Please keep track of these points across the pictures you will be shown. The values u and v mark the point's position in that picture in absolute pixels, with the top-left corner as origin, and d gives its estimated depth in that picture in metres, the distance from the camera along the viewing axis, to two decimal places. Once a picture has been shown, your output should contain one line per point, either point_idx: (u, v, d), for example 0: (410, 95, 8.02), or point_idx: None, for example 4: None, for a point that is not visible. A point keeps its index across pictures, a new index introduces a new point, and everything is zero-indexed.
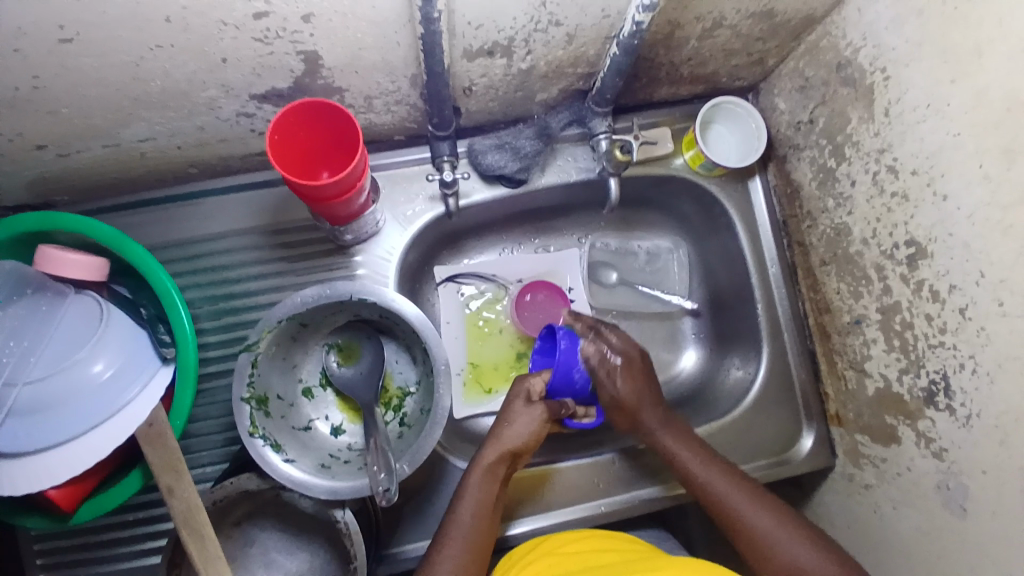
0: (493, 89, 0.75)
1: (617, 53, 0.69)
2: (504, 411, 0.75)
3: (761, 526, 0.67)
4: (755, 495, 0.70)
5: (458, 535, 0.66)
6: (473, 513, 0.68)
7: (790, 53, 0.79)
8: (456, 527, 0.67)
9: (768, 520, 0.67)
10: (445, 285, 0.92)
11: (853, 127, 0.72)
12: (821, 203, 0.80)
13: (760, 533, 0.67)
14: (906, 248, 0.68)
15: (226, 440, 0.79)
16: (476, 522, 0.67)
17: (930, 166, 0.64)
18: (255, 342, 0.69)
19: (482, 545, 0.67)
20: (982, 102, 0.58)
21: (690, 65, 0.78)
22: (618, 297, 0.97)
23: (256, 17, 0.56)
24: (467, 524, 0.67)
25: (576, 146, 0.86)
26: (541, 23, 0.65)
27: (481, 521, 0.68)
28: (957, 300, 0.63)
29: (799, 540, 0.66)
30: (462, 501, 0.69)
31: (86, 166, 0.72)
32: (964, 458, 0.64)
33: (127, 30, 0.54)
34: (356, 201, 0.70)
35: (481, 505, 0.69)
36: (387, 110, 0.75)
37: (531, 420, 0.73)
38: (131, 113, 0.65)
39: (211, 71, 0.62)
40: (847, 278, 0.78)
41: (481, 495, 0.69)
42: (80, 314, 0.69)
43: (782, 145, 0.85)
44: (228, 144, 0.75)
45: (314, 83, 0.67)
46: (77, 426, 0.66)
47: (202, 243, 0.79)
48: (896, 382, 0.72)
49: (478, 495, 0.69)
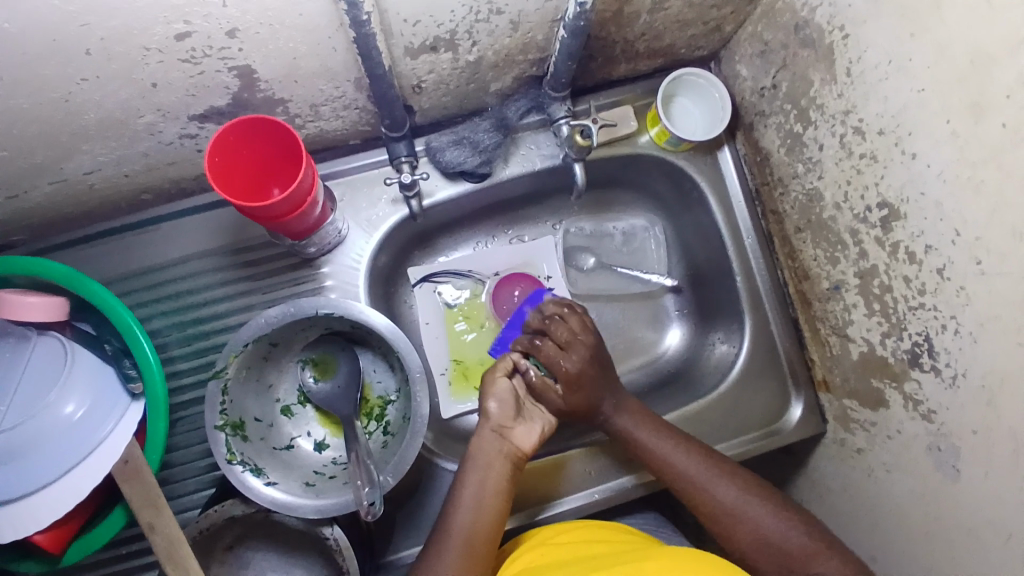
0: (443, 84, 0.72)
1: (565, 37, 0.66)
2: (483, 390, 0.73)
3: (727, 502, 0.69)
4: (714, 469, 0.71)
5: (453, 532, 0.65)
6: (467, 507, 0.66)
7: (748, 18, 0.76)
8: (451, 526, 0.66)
9: (732, 493, 0.69)
10: (421, 286, 0.90)
11: (816, 90, 0.70)
12: (791, 169, 0.78)
13: (719, 504, 0.69)
14: (879, 210, 0.66)
15: (208, 466, 0.78)
16: (473, 518, 0.66)
17: (896, 125, 0.62)
18: (223, 368, 0.68)
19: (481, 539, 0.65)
20: (945, 57, 0.56)
21: (645, 40, 0.75)
22: (597, 281, 0.96)
23: (179, 39, 0.53)
24: (462, 521, 0.66)
25: (537, 133, 0.83)
26: (482, 13, 0.62)
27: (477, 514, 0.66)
28: (934, 260, 0.61)
29: (755, 501, 0.68)
30: (460, 498, 0.67)
31: (35, 204, 0.70)
32: (953, 419, 0.63)
33: (49, 67, 0.52)
34: (310, 214, 0.68)
35: (478, 498, 0.67)
36: (336, 116, 0.73)
37: (500, 393, 0.73)
38: (72, 146, 0.63)
39: (145, 97, 0.59)
40: (822, 243, 0.76)
41: (475, 485, 0.68)
42: (44, 356, 0.67)
43: (748, 112, 0.82)
44: (178, 166, 0.72)
45: (254, 97, 0.64)
46: (56, 468, 0.66)
47: (163, 270, 0.78)
48: (879, 346, 0.71)
49: (473, 488, 0.68)
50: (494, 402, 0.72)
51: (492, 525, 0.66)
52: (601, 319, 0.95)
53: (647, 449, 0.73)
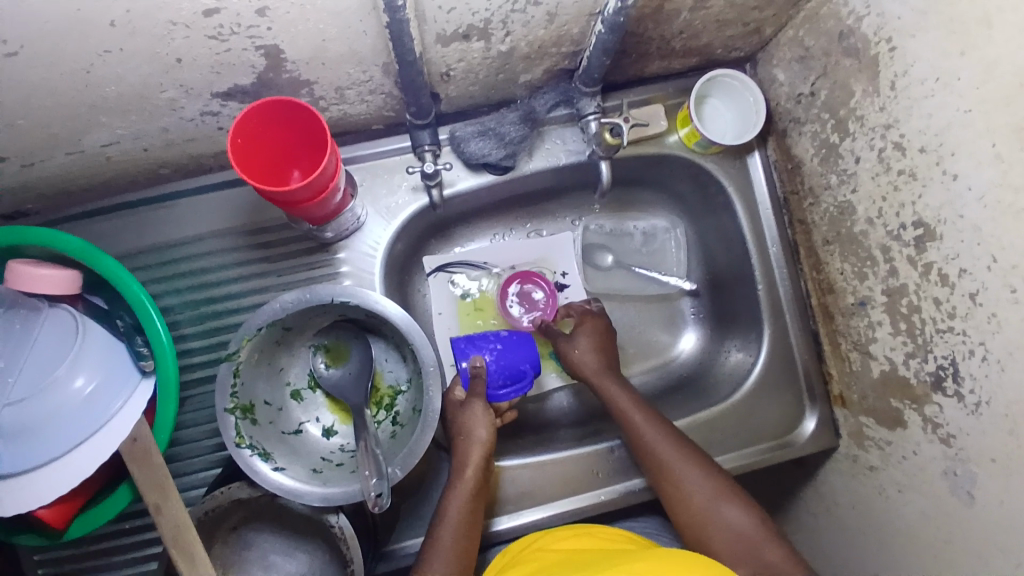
0: (472, 73, 0.70)
1: (601, 31, 0.64)
2: (463, 415, 0.73)
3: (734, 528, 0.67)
4: (720, 491, 0.69)
5: (439, 556, 0.66)
6: (452, 532, 0.67)
7: (789, 21, 0.74)
8: (435, 548, 0.66)
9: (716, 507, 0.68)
10: (436, 276, 0.89)
11: (856, 101, 0.68)
12: (823, 179, 0.76)
13: (695, 508, 0.69)
14: (914, 229, 0.64)
15: (216, 445, 0.78)
16: (458, 544, 0.67)
17: (938, 144, 0.60)
18: (235, 351, 0.67)
19: (467, 558, 0.67)
20: (996, 77, 0.53)
21: (682, 37, 0.73)
22: (614, 280, 0.95)
23: (206, 15, 0.52)
24: (449, 546, 0.66)
25: (564, 127, 0.81)
26: (518, 3, 0.60)
27: (462, 540, 0.67)
28: (967, 285, 0.59)
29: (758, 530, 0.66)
30: (445, 523, 0.68)
31: (53, 174, 0.69)
32: (972, 447, 0.62)
33: (73, 38, 0.50)
34: (331, 200, 0.67)
35: (461, 524, 0.68)
36: (361, 100, 0.71)
37: (491, 424, 0.72)
38: (92, 118, 0.61)
39: (168, 72, 0.58)
40: (851, 258, 0.74)
41: (461, 514, 0.68)
42: (54, 331, 0.66)
43: (781, 118, 0.80)
44: (197, 143, 0.71)
45: (279, 77, 0.63)
46: (63, 444, 0.65)
47: (179, 247, 0.77)
48: (901, 366, 0.69)
49: (456, 516, 0.68)
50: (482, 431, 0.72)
51: (472, 550, 0.68)
52: (616, 318, 0.94)
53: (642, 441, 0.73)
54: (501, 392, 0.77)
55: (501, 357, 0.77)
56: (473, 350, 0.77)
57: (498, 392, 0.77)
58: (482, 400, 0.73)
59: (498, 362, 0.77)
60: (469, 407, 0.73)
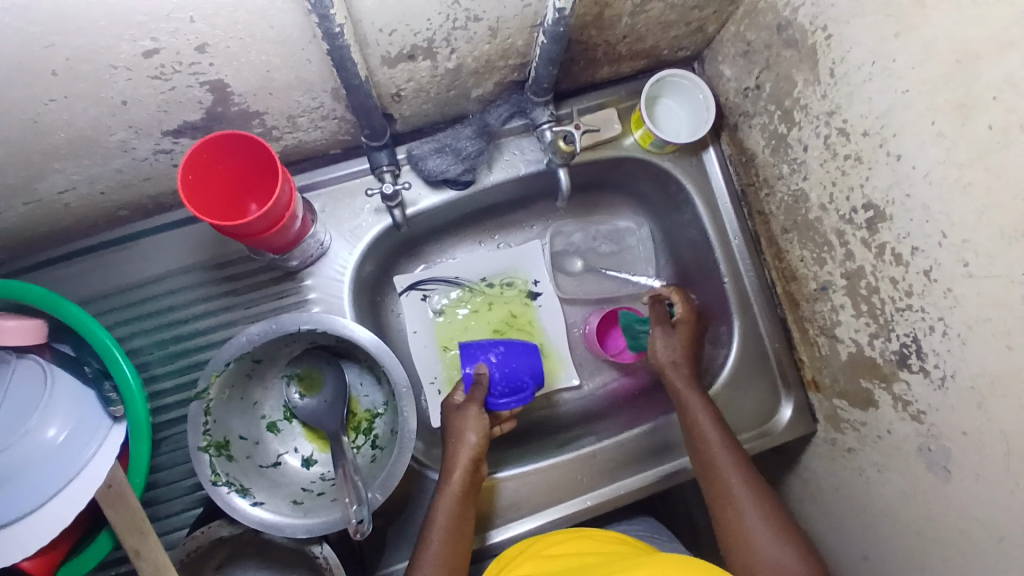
0: (423, 92, 0.71)
1: (545, 42, 0.64)
2: (456, 421, 0.74)
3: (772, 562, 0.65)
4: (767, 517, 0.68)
5: (426, 562, 0.66)
6: (441, 537, 0.67)
7: (730, 18, 0.76)
8: (423, 554, 0.67)
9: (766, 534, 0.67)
10: (408, 294, 0.89)
11: (800, 91, 0.70)
12: (776, 169, 0.77)
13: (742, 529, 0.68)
14: (865, 211, 0.66)
15: (195, 485, 0.77)
16: (445, 548, 0.67)
17: (881, 127, 0.61)
18: (205, 389, 0.67)
19: (455, 564, 0.67)
20: (930, 57, 0.55)
21: (627, 42, 0.74)
22: (585, 284, 0.96)
23: (147, 56, 0.52)
24: (435, 551, 0.67)
25: (521, 138, 0.82)
26: (459, 21, 0.61)
27: (451, 544, 0.67)
28: (921, 262, 0.61)
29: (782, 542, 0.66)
30: (433, 527, 0.68)
31: (10, 225, 0.68)
32: (942, 421, 0.63)
33: (15, 89, 0.50)
34: (290, 228, 0.67)
35: (450, 526, 0.68)
36: (314, 127, 0.72)
37: (482, 428, 0.73)
38: (44, 166, 0.61)
39: (116, 114, 0.58)
40: (809, 244, 0.76)
41: (448, 520, 0.68)
42: (24, 379, 0.65)
43: (732, 113, 0.82)
44: (154, 182, 0.71)
45: (228, 110, 0.63)
46: (40, 493, 0.65)
47: (144, 287, 0.76)
48: (867, 347, 0.71)
49: (445, 519, 0.68)
50: (474, 435, 0.72)
51: (461, 555, 0.68)
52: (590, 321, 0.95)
53: (707, 449, 0.74)
54: (500, 400, 0.77)
55: (505, 365, 0.79)
56: (479, 355, 0.79)
57: (498, 400, 0.77)
58: (477, 404, 0.74)
59: (502, 371, 0.78)
60: (463, 411, 0.74)
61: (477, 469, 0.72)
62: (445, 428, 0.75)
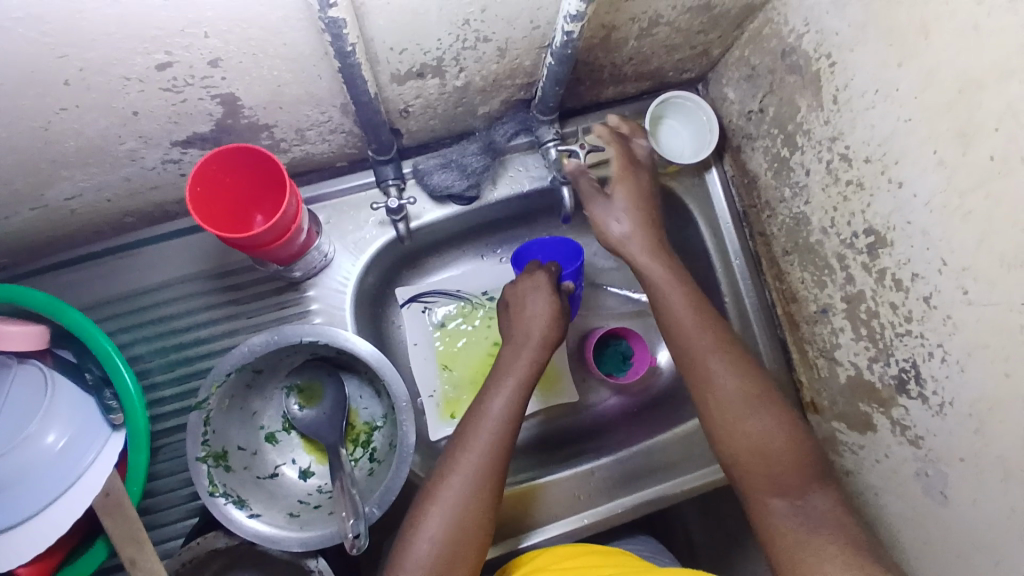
0: (430, 108, 0.72)
1: (552, 63, 0.65)
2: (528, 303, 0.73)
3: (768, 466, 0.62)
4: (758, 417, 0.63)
5: (470, 451, 0.64)
6: (489, 431, 0.65)
7: (734, 42, 0.77)
8: (468, 444, 0.65)
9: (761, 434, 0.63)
10: (409, 306, 0.89)
11: (803, 116, 0.70)
12: (778, 192, 0.78)
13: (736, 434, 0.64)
14: (866, 236, 0.66)
15: (193, 494, 0.77)
16: (488, 443, 0.65)
17: (883, 153, 0.62)
18: (204, 399, 0.67)
19: (494, 461, 0.64)
20: (933, 86, 0.56)
21: (633, 64, 0.75)
22: (586, 300, 0.96)
23: (160, 69, 0.52)
24: (479, 443, 0.64)
25: (525, 155, 0.83)
26: (469, 41, 0.61)
27: (492, 443, 0.65)
28: (921, 288, 0.61)
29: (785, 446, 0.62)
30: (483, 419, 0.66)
31: (16, 230, 0.69)
32: (940, 446, 0.63)
33: (27, 98, 0.51)
34: (295, 241, 0.67)
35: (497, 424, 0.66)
36: (322, 140, 0.72)
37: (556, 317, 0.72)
38: (52, 173, 0.62)
39: (126, 125, 0.58)
40: (810, 267, 0.76)
41: (500, 412, 0.67)
42: (25, 384, 0.65)
43: (735, 135, 0.83)
44: (161, 191, 0.71)
45: (238, 123, 0.63)
46: (38, 500, 0.64)
47: (147, 294, 0.76)
48: (866, 371, 0.71)
49: (495, 415, 0.66)
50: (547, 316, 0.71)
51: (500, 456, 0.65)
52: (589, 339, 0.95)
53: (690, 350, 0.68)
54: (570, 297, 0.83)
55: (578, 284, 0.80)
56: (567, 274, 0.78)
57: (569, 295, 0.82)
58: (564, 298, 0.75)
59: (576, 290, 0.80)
60: (538, 296, 0.73)
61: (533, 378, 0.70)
62: (513, 334, 0.73)
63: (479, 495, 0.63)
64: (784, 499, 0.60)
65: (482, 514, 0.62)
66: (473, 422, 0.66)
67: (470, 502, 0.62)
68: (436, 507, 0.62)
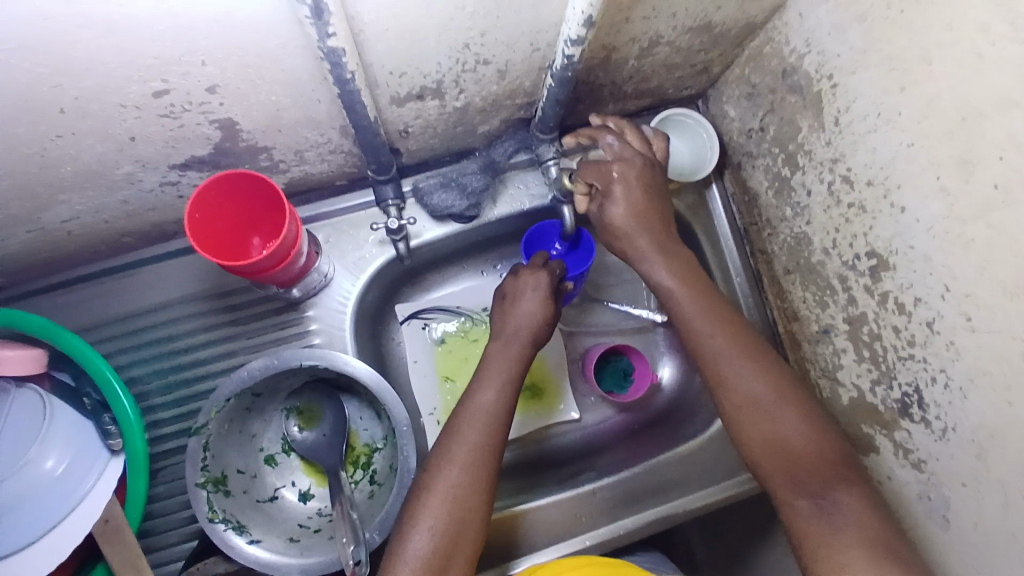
0: (430, 129, 0.71)
1: (552, 85, 0.65)
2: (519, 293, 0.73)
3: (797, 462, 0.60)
4: (782, 409, 0.62)
5: (459, 444, 0.63)
6: (474, 425, 0.64)
7: (734, 60, 0.77)
8: (456, 437, 0.64)
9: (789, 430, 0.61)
10: (409, 323, 0.89)
11: (804, 136, 0.70)
12: (779, 211, 0.78)
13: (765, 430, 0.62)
14: (868, 259, 0.66)
15: (191, 517, 0.76)
16: (478, 437, 0.64)
17: (885, 177, 0.62)
18: (203, 424, 0.67)
19: (486, 453, 0.63)
20: (934, 111, 0.55)
21: (633, 82, 0.75)
22: (586, 316, 0.96)
23: (156, 96, 0.52)
24: (467, 436, 0.64)
25: (525, 173, 0.83)
26: (468, 64, 0.61)
27: (481, 435, 0.64)
28: (924, 313, 0.61)
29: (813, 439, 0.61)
30: (469, 411, 0.66)
31: (13, 252, 0.68)
32: (943, 470, 0.62)
33: (22, 126, 0.51)
34: (294, 264, 0.67)
35: (484, 417, 0.65)
36: (321, 160, 0.72)
37: (545, 311, 0.72)
38: (48, 197, 0.61)
39: (123, 150, 0.58)
40: (811, 287, 0.76)
41: (484, 406, 0.66)
42: (25, 407, 0.65)
43: (735, 152, 0.82)
44: (159, 212, 0.71)
45: (236, 146, 0.63)
46: (38, 526, 0.64)
47: (145, 316, 0.76)
48: (869, 393, 0.71)
49: (479, 407, 0.66)
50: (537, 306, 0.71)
51: (493, 450, 0.64)
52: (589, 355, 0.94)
53: (707, 344, 0.67)
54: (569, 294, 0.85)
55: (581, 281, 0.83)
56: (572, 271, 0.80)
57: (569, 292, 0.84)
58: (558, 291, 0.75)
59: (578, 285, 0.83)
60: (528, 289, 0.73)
61: (523, 371, 0.69)
62: (501, 329, 0.72)
63: (473, 488, 0.61)
64: (810, 497, 0.58)
65: (476, 505, 0.61)
66: (462, 419, 0.65)
67: (463, 494, 0.61)
68: (431, 504, 0.60)
